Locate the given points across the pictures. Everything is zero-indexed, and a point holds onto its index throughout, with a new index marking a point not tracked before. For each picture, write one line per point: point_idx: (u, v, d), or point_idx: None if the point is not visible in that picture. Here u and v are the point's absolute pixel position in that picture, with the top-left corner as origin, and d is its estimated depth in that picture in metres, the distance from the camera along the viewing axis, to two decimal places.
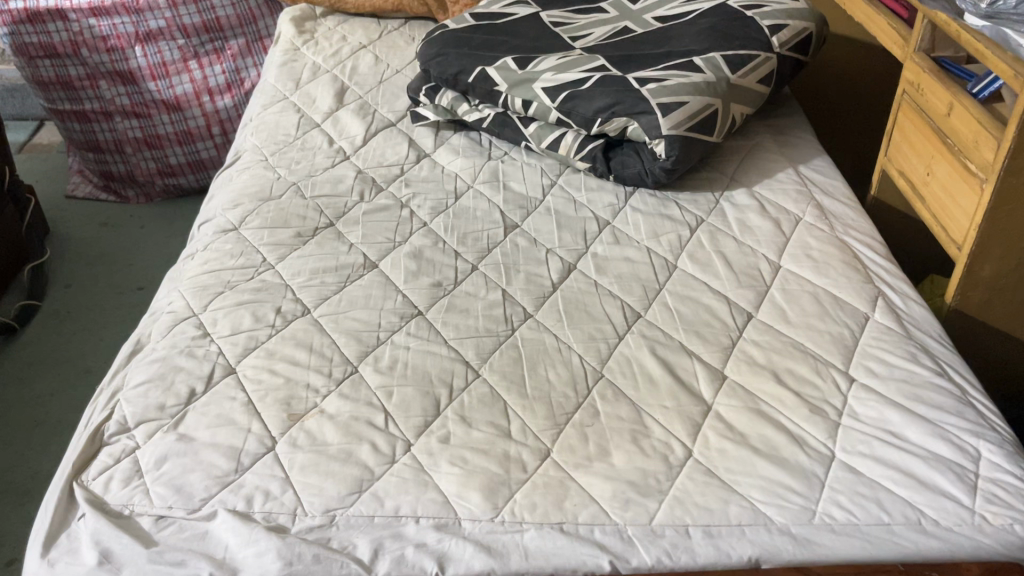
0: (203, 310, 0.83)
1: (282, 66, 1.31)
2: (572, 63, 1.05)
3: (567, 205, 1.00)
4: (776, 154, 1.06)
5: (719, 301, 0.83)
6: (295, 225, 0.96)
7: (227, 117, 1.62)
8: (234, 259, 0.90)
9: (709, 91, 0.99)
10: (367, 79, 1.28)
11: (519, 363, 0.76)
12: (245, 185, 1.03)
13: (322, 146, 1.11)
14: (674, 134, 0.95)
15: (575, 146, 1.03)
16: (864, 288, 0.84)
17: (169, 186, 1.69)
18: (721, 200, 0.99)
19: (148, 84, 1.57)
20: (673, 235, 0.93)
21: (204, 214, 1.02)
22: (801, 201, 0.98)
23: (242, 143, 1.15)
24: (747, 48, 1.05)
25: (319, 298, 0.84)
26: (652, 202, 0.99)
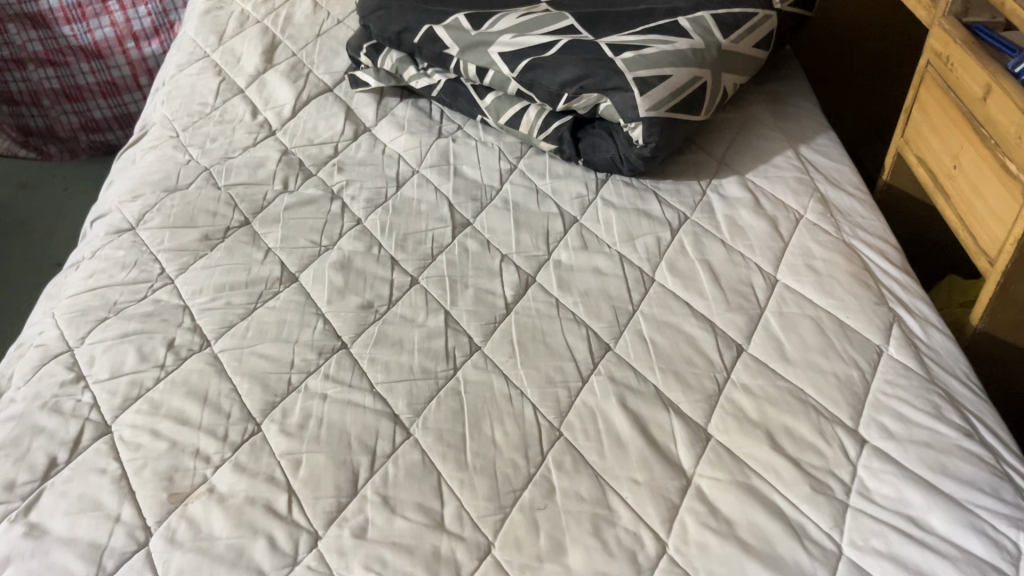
0: (79, 343, 0.68)
1: (204, 15, 1.12)
2: (535, 22, 0.88)
3: (528, 197, 0.85)
4: (773, 132, 0.91)
5: (704, 329, 0.69)
6: (202, 224, 0.80)
7: (156, 65, 1.44)
8: (126, 272, 0.75)
9: (696, 61, 0.83)
10: (303, 31, 1.10)
11: (459, 417, 0.63)
12: (148, 171, 0.87)
13: (243, 119, 0.95)
14: (653, 117, 0.80)
15: (537, 124, 0.88)
16: (876, 311, 0.70)
17: (95, 143, 1.50)
18: (707, 191, 0.84)
19: (61, 28, 1.39)
20: (651, 238, 0.79)
21: (99, 205, 0.86)
22: (801, 192, 0.83)
23: (151, 113, 0.98)
24: (742, 6, 0.89)
25: (222, 327, 0.70)
26: (627, 194, 0.84)
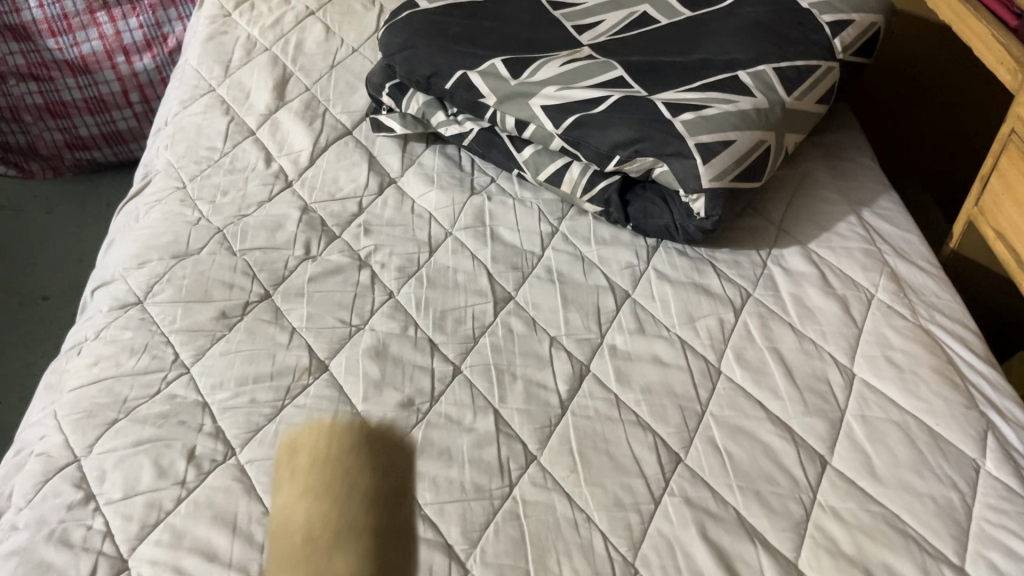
0: (87, 454, 0.61)
1: (207, 41, 1.04)
2: (581, 72, 0.81)
3: (574, 266, 0.78)
4: (833, 192, 0.85)
5: (783, 437, 0.63)
6: (218, 299, 0.73)
7: (148, 81, 1.34)
8: (135, 359, 0.68)
9: (760, 122, 0.76)
10: (316, 61, 1.02)
11: (522, 550, 0.56)
12: (154, 231, 0.79)
13: (256, 167, 0.87)
14: (716, 187, 0.73)
15: (582, 184, 0.81)
16: (969, 417, 0.65)
17: (80, 160, 1.40)
18: (769, 263, 0.78)
19: (46, 41, 1.28)
20: (713, 320, 0.73)
21: (99, 271, 0.78)
22: (871, 267, 0.77)
23: (154, 157, 0.90)
24: (805, 57, 0.82)
25: (247, 431, 0.62)
26: (683, 265, 0.78)
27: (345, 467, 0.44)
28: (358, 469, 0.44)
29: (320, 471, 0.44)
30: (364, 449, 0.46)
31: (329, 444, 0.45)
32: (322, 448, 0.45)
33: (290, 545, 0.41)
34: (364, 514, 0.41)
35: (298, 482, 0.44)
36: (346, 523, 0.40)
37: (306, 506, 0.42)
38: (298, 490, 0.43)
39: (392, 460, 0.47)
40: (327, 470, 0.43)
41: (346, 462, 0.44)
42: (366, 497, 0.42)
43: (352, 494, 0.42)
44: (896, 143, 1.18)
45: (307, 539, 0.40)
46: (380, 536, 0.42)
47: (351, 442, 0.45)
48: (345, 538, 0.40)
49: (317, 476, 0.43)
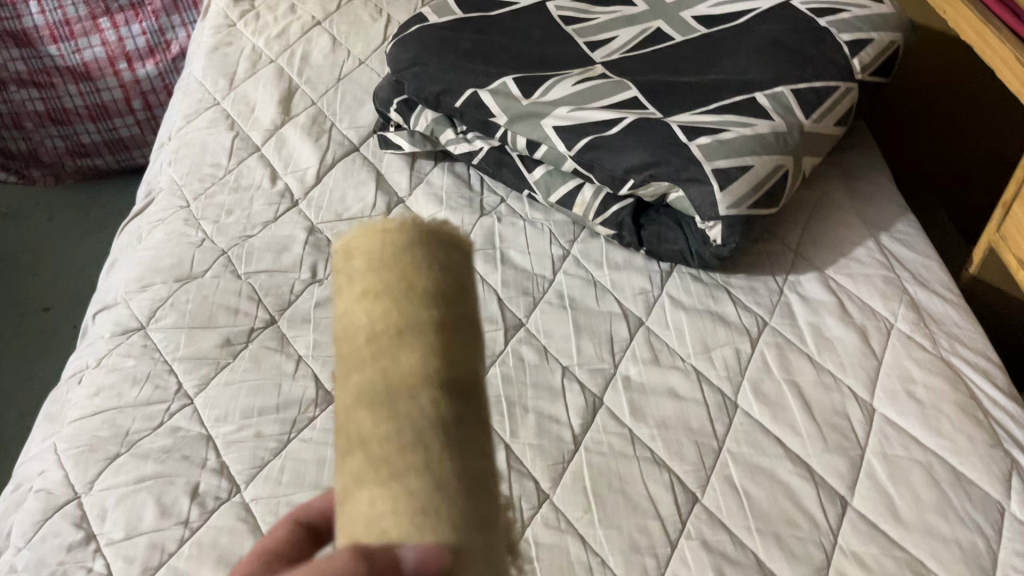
0: (88, 490, 0.59)
1: (211, 52, 1.02)
2: (594, 93, 0.79)
3: (586, 291, 0.76)
4: (850, 215, 0.83)
5: (802, 477, 0.61)
6: (222, 325, 0.71)
7: (151, 88, 1.32)
8: (138, 389, 0.66)
9: (778, 146, 0.74)
10: (322, 74, 1.00)
11: None
12: (157, 252, 0.77)
13: (261, 185, 0.85)
14: (734, 215, 0.71)
15: (594, 206, 0.79)
16: (993, 457, 0.63)
17: (83, 168, 1.38)
18: (786, 290, 0.76)
19: (47, 48, 1.26)
20: (729, 350, 0.71)
21: (100, 293, 0.77)
22: (890, 296, 0.75)
23: (158, 174, 0.88)
24: (824, 79, 0.80)
25: (252, 467, 0.61)
26: (697, 291, 0.76)
27: (408, 273, 0.30)
28: (427, 262, 0.30)
29: (391, 265, 0.30)
30: (432, 254, 0.31)
31: (389, 247, 0.31)
32: (376, 255, 0.31)
33: (352, 346, 0.29)
34: (443, 300, 0.29)
35: (357, 282, 0.30)
36: (420, 316, 0.29)
37: (377, 300, 0.29)
38: (361, 292, 0.30)
39: (456, 251, 0.32)
40: (388, 273, 0.30)
41: (407, 269, 0.30)
42: (443, 290, 0.30)
43: (420, 285, 0.30)
44: (911, 159, 1.17)
45: (372, 332, 0.29)
46: (456, 331, 0.29)
47: (433, 254, 0.31)
48: (412, 400, 0.27)
49: (383, 278, 0.30)
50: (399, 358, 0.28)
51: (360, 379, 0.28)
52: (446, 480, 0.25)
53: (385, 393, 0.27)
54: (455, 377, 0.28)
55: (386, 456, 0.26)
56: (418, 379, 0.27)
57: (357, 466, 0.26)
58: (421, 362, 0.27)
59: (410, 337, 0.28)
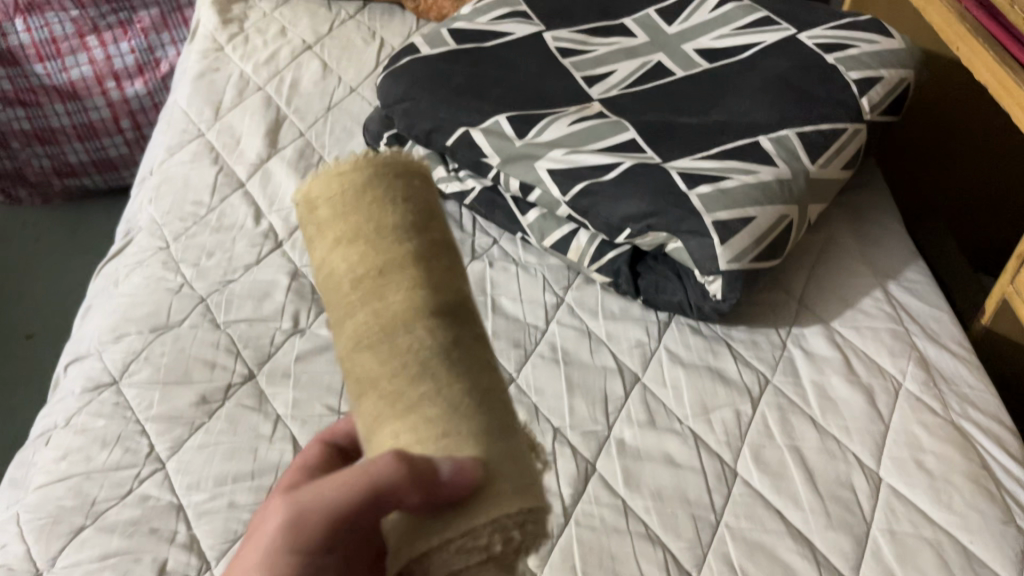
0: (51, 567, 0.57)
1: (197, 78, 0.98)
2: (590, 135, 0.76)
3: (581, 343, 0.73)
4: (857, 261, 0.79)
5: (805, 557, 0.58)
6: (198, 381, 0.68)
7: (139, 107, 1.29)
8: (107, 452, 0.63)
9: (783, 195, 0.71)
10: (312, 102, 0.96)
11: None
12: (134, 299, 0.74)
13: (244, 225, 0.82)
14: (735, 269, 0.68)
15: (590, 252, 0.76)
16: (1007, 536, 0.60)
17: (70, 187, 1.35)
18: (789, 344, 0.73)
19: (33, 66, 1.22)
20: (729, 412, 0.68)
21: (74, 342, 0.74)
22: (898, 353, 0.71)
23: (137, 211, 0.85)
24: (831, 120, 0.76)
25: (224, 541, 0.58)
26: (697, 345, 0.73)
27: (373, 215, 0.37)
28: (387, 198, 0.38)
29: (355, 210, 0.38)
30: (393, 188, 0.38)
31: (348, 192, 0.38)
32: (339, 202, 0.38)
33: (343, 291, 0.37)
34: (411, 234, 0.37)
35: (330, 231, 0.38)
36: (394, 253, 0.37)
37: (356, 246, 0.37)
38: (337, 239, 0.38)
39: (417, 173, 0.40)
40: (361, 222, 0.37)
41: (374, 211, 0.38)
42: (413, 226, 0.37)
43: (387, 228, 0.37)
44: None
45: (358, 279, 0.37)
46: (429, 256, 0.37)
47: (399, 185, 0.38)
48: (409, 332, 0.35)
49: (353, 223, 0.38)
50: (387, 298, 0.36)
51: (359, 322, 0.36)
52: (457, 402, 0.34)
53: (383, 328, 0.35)
54: (436, 303, 0.36)
55: (398, 386, 0.35)
56: (408, 313, 0.35)
57: (375, 402, 0.35)
58: (409, 300, 0.36)
59: (395, 276, 0.36)
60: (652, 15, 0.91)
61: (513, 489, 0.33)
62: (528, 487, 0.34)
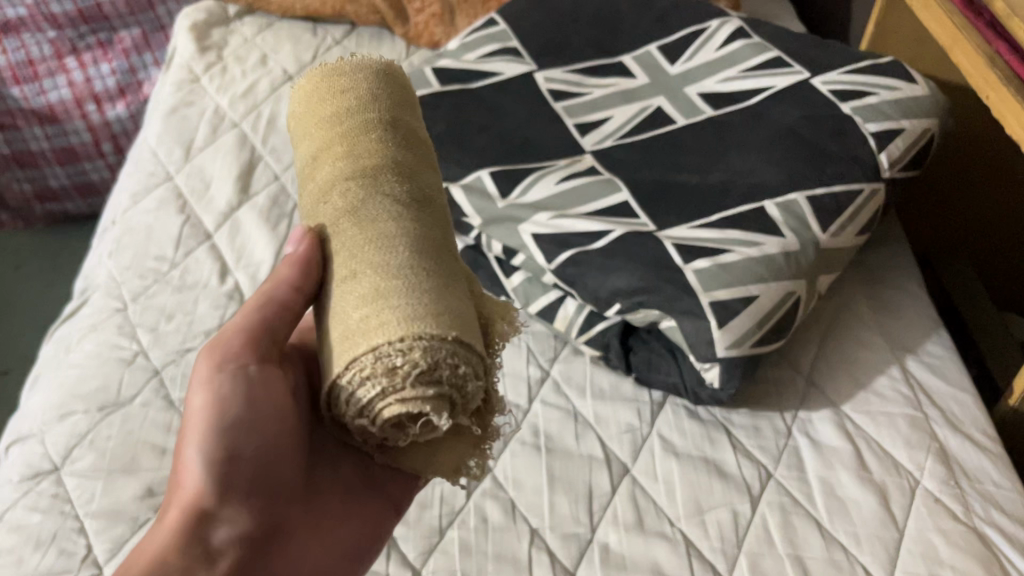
0: None
1: (170, 114, 0.93)
2: (578, 195, 0.70)
3: (566, 427, 0.66)
4: (872, 333, 0.72)
5: None
6: (145, 469, 0.62)
7: (121, 130, 1.23)
8: (41, 556, 0.58)
9: (789, 270, 0.64)
10: (290, 141, 0.89)
11: None
12: (84, 371, 0.69)
13: (209, 284, 0.76)
14: (734, 356, 0.61)
15: (578, 323, 0.69)
16: None
17: (52, 212, 1.31)
18: (795, 431, 0.66)
19: (10, 89, 1.18)
20: (725, 512, 0.61)
21: (19, 417, 0.69)
22: (916, 444, 0.65)
23: (97, 266, 0.79)
24: (846, 180, 0.69)
25: None
26: (692, 430, 0.66)
27: (325, 108, 0.47)
28: (341, 93, 0.47)
29: (313, 104, 0.48)
30: (348, 83, 0.48)
31: (310, 93, 0.49)
32: (305, 104, 0.49)
33: (303, 174, 0.48)
34: (352, 115, 0.46)
35: (298, 130, 0.49)
36: (335, 135, 0.46)
37: (315, 131, 0.47)
38: (302, 133, 0.48)
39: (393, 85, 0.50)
40: (318, 114, 0.47)
41: (328, 105, 0.47)
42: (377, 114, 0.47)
43: (333, 117, 0.46)
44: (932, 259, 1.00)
45: (308, 163, 0.47)
46: (384, 124, 0.46)
47: (347, 81, 0.48)
48: (338, 198, 0.44)
49: (310, 120, 0.48)
50: (324, 171, 0.45)
51: (309, 195, 0.46)
52: (373, 249, 0.41)
53: (318, 186, 0.45)
54: (369, 166, 0.44)
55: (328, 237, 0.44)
56: (339, 177, 0.44)
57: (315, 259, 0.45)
58: (337, 167, 0.45)
59: (329, 154, 0.46)
60: (654, 53, 0.84)
61: (407, 318, 0.38)
62: (430, 313, 0.38)
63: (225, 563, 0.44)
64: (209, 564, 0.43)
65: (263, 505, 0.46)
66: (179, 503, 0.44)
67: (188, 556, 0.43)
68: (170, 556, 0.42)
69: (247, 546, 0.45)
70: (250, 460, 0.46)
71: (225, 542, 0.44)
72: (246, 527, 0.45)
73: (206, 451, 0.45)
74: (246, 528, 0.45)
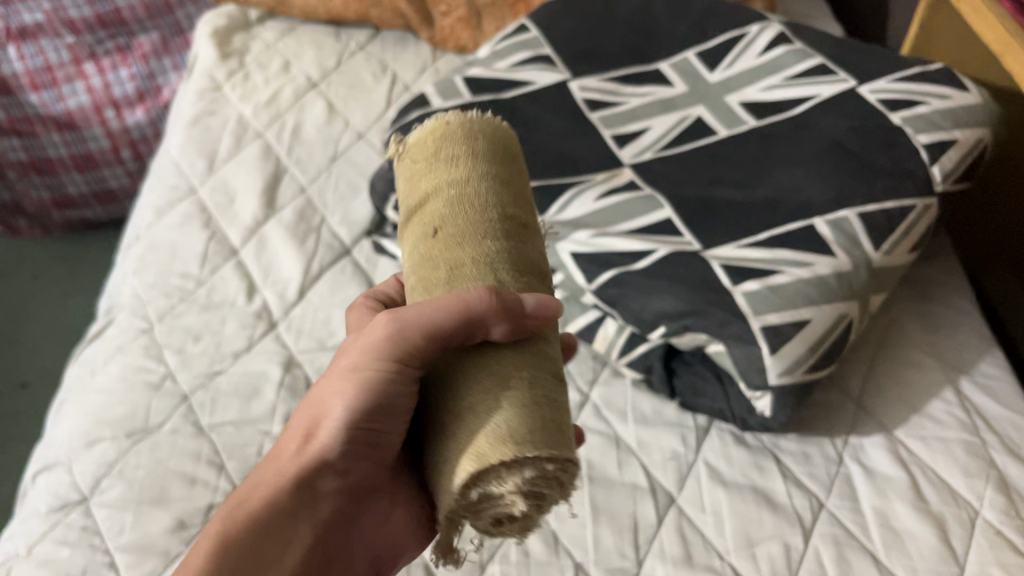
0: None
1: (192, 124, 0.90)
2: (619, 212, 0.67)
3: (609, 453, 0.64)
4: (924, 353, 0.70)
5: None
6: (176, 500, 0.60)
7: (141, 136, 1.21)
8: None
9: (842, 292, 0.61)
10: (315, 152, 0.87)
11: None
12: (110, 397, 0.67)
13: (236, 302, 0.74)
14: (786, 383, 0.59)
15: (618, 345, 0.67)
16: None
17: (71, 219, 1.29)
18: (846, 457, 0.64)
19: (28, 96, 1.16)
20: (777, 545, 0.59)
21: (46, 444, 0.67)
22: (974, 472, 0.62)
23: (122, 285, 0.78)
24: (898, 195, 0.66)
25: None
26: (740, 457, 0.64)
27: (518, 179, 0.43)
28: (521, 178, 0.44)
29: (508, 159, 0.43)
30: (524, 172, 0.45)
31: (498, 140, 0.44)
32: (494, 143, 0.43)
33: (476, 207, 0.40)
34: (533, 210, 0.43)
35: (477, 160, 0.42)
36: (530, 218, 0.42)
37: (508, 183, 0.42)
38: (491, 168, 0.42)
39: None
40: (512, 177, 0.43)
41: (518, 176, 0.44)
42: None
43: (524, 199, 0.43)
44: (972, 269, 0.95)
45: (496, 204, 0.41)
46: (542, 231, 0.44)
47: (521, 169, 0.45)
48: (529, 280, 0.40)
49: (504, 168, 0.43)
50: (520, 236, 0.41)
51: (490, 237, 0.39)
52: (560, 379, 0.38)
53: (504, 240, 0.40)
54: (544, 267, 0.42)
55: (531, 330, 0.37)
56: (530, 258, 0.41)
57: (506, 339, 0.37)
58: (530, 246, 0.41)
59: (526, 226, 0.41)
60: (692, 60, 0.81)
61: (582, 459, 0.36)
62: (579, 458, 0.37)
63: (323, 514, 0.43)
64: (310, 512, 0.43)
65: (373, 472, 0.44)
66: (300, 449, 0.43)
67: (294, 502, 0.42)
68: (279, 499, 0.42)
69: (345, 501, 0.44)
70: (381, 435, 0.41)
71: (330, 492, 0.43)
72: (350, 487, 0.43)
73: (346, 410, 0.41)
74: (350, 485, 0.43)
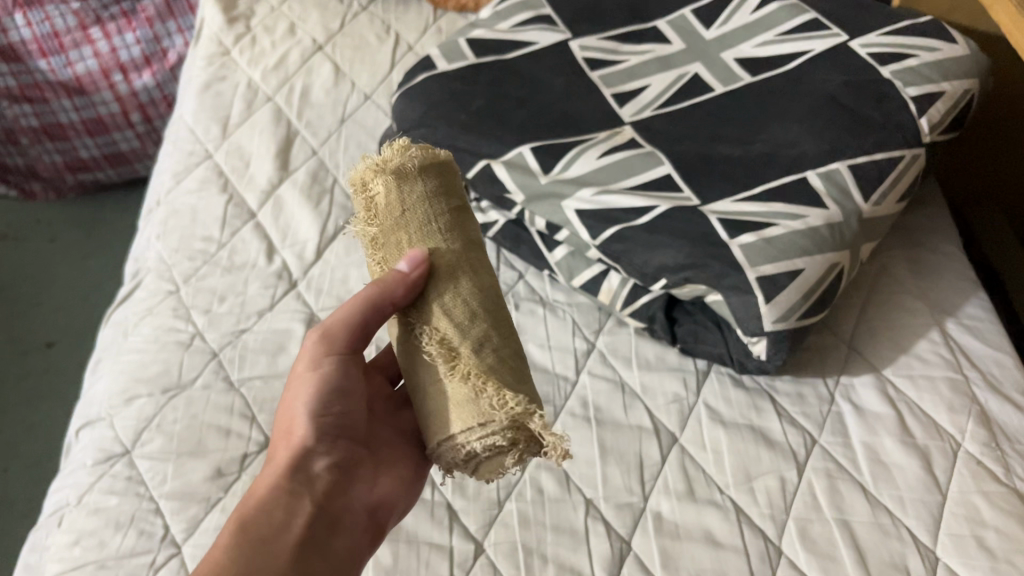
0: None
1: (203, 90, 0.93)
2: (620, 169, 0.70)
3: (614, 397, 0.68)
4: (913, 297, 0.74)
5: None
6: (212, 451, 0.65)
7: (148, 99, 1.24)
8: (120, 535, 0.61)
9: (834, 242, 0.65)
10: (324, 114, 0.90)
11: None
12: (144, 356, 0.71)
13: (256, 264, 0.77)
14: (780, 329, 0.63)
15: (621, 296, 0.70)
16: None
17: (83, 182, 1.33)
18: (838, 397, 0.68)
19: (37, 61, 1.18)
20: (773, 479, 0.63)
21: (87, 400, 0.72)
22: (958, 407, 0.66)
23: (147, 248, 0.81)
24: (887, 148, 0.69)
25: None
26: (738, 398, 0.68)
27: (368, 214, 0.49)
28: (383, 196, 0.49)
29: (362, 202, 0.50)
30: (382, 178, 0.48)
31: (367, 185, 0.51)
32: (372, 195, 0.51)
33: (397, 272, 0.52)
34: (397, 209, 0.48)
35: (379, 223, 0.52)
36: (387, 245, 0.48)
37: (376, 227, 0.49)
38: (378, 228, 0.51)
39: (406, 177, 0.48)
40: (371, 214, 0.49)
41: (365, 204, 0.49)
42: (413, 241, 0.47)
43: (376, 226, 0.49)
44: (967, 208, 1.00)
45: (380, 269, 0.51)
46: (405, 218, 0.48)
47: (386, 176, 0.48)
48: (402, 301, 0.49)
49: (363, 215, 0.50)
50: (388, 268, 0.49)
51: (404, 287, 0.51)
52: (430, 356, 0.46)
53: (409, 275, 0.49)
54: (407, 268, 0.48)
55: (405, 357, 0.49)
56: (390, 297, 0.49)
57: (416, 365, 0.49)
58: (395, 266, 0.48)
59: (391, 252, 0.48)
60: (689, 18, 0.83)
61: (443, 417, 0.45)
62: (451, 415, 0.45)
63: (321, 486, 0.49)
64: (309, 488, 0.49)
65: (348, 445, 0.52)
66: (286, 448, 0.50)
67: (291, 481, 0.48)
68: (278, 481, 0.48)
69: (337, 473, 0.50)
70: (338, 418, 0.52)
71: (322, 471, 0.50)
72: (337, 462, 0.51)
73: (310, 407, 0.51)
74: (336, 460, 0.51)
